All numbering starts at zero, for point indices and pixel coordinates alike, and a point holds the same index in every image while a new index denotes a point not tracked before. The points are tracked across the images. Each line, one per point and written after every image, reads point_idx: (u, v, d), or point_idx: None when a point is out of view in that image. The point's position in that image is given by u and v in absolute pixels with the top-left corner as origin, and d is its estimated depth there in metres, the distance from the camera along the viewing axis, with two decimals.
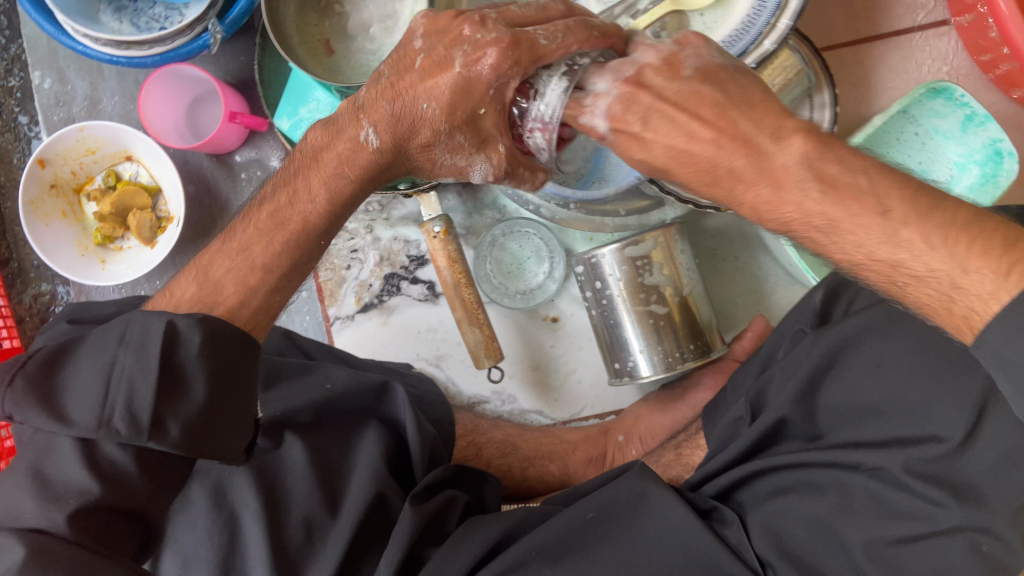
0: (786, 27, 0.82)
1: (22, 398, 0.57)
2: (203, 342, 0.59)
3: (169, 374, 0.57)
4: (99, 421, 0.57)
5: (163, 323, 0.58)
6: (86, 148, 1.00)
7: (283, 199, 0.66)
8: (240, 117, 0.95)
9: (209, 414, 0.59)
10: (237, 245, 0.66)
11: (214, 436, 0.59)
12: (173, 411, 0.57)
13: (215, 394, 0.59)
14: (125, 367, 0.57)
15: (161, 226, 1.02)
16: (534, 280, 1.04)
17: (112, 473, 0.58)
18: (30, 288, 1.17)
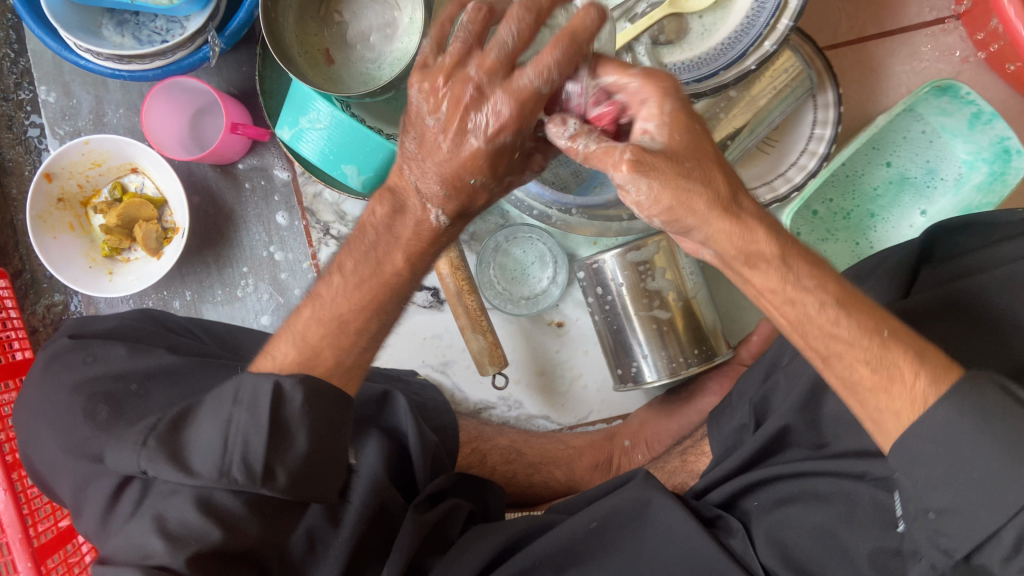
0: (786, 28, 0.81)
1: (155, 453, 0.57)
2: (304, 401, 0.58)
3: (275, 429, 0.57)
4: (219, 472, 0.57)
5: (271, 384, 0.57)
6: (91, 161, 1.01)
7: (365, 268, 0.61)
8: (241, 128, 0.95)
9: (313, 463, 0.59)
10: (327, 307, 0.62)
11: (315, 483, 0.60)
12: (281, 459, 0.57)
13: (317, 443, 0.59)
14: (239, 426, 0.57)
15: (166, 237, 1.03)
16: (538, 286, 1.04)
17: (229, 517, 0.58)
18: (43, 298, 1.18)
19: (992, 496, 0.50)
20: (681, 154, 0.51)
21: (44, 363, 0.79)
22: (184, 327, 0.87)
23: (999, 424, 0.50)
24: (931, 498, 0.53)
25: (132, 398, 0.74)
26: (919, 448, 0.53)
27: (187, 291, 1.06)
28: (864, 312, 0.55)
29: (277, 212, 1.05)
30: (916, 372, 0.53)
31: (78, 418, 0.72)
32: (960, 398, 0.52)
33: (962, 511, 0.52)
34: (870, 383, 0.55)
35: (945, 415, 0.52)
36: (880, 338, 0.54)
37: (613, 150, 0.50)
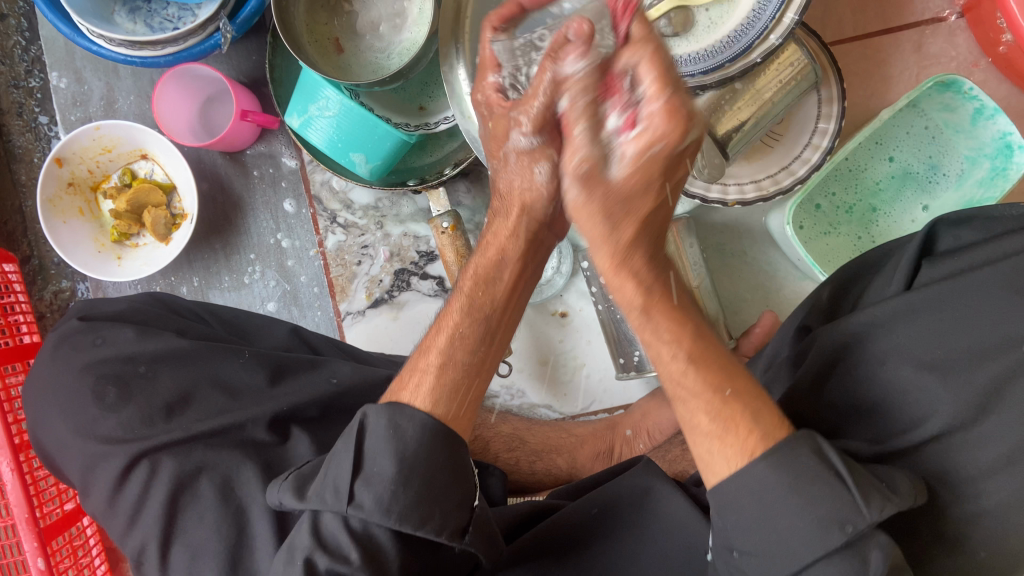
0: (793, 22, 0.82)
1: (285, 489, 0.63)
2: (386, 426, 0.60)
3: (359, 458, 0.60)
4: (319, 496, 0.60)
5: (360, 415, 0.62)
6: (102, 147, 1.02)
7: (478, 286, 0.69)
8: (252, 116, 0.96)
9: (404, 489, 0.58)
10: (442, 330, 0.68)
11: (427, 505, 0.58)
12: (366, 483, 0.58)
13: (405, 466, 0.59)
14: (337, 459, 0.61)
15: (175, 223, 1.04)
16: (541, 275, 1.04)
17: (335, 546, 0.58)
18: (51, 284, 1.20)
19: (805, 543, 0.52)
20: (620, 200, 0.57)
21: (54, 343, 0.80)
22: (192, 312, 0.87)
23: (807, 489, 0.53)
24: (739, 538, 0.55)
25: (141, 379, 0.76)
26: (734, 494, 0.54)
27: (195, 277, 1.07)
28: (709, 370, 0.57)
29: (285, 200, 1.06)
30: (750, 428, 0.55)
31: (88, 398, 0.75)
32: (797, 459, 0.53)
33: (763, 558, 0.54)
34: (708, 428, 0.56)
35: (760, 469, 0.53)
36: (721, 398, 0.56)
37: (575, 143, 0.57)
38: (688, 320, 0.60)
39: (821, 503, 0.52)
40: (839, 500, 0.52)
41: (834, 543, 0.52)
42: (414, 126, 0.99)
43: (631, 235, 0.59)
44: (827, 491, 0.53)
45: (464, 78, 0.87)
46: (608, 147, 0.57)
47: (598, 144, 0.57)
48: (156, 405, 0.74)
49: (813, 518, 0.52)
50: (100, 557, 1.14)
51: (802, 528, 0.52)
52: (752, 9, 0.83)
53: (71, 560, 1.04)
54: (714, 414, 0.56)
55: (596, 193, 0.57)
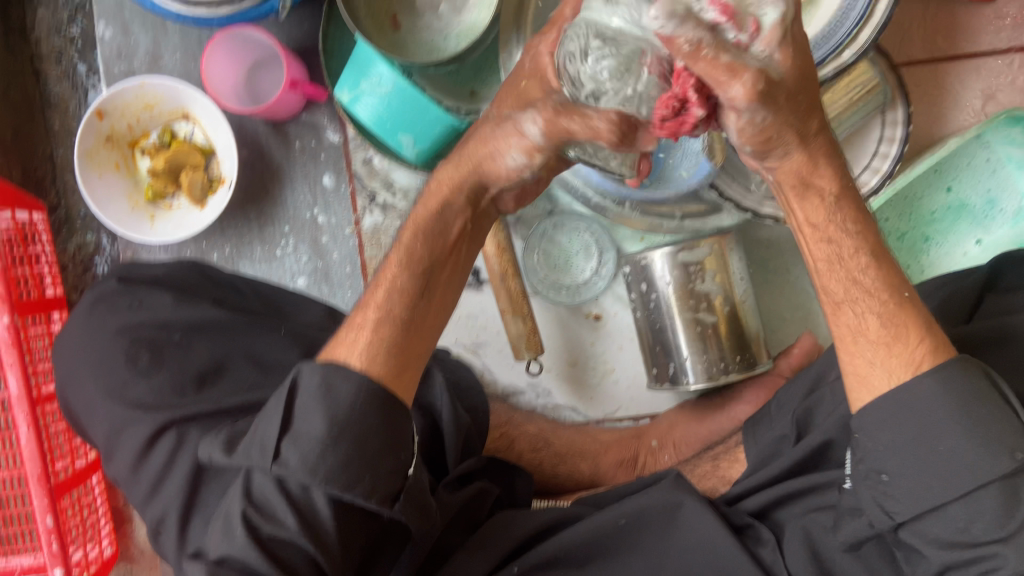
0: (868, 40, 0.80)
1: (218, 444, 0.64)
2: (318, 384, 0.60)
3: (288, 416, 0.60)
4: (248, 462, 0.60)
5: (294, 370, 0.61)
6: (144, 103, 0.99)
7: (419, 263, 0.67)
8: (302, 86, 0.95)
9: (333, 449, 0.58)
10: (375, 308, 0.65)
11: (364, 465, 0.59)
12: (292, 441, 0.59)
13: (331, 428, 0.58)
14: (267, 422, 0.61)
15: (212, 187, 1.01)
16: (580, 276, 1.02)
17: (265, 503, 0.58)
18: (75, 237, 1.19)
19: (969, 468, 0.56)
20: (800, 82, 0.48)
21: (89, 303, 0.78)
22: (229, 282, 0.85)
23: (977, 411, 0.57)
24: (887, 460, 0.59)
25: (174, 346, 0.74)
26: (899, 412, 0.59)
27: (227, 245, 1.05)
28: (889, 273, 0.61)
29: (325, 174, 1.04)
30: (920, 337, 0.60)
31: (120, 363, 0.73)
32: (965, 390, 0.58)
33: (917, 478, 0.58)
34: (876, 335, 0.60)
35: (932, 387, 0.58)
36: (897, 298, 0.61)
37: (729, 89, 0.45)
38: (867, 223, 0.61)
39: (987, 428, 0.57)
40: (1007, 427, 0.57)
41: (1003, 468, 0.56)
42: (465, 110, 0.96)
43: (815, 124, 0.54)
44: (994, 414, 0.57)
45: None
46: (756, 63, 0.45)
47: (739, 61, 0.44)
48: (186, 375, 0.72)
49: (980, 442, 0.56)
50: (106, 518, 1.12)
51: (967, 451, 0.57)
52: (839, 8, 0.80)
53: (78, 520, 1.03)
54: (884, 320, 0.60)
55: (777, 108, 0.49)
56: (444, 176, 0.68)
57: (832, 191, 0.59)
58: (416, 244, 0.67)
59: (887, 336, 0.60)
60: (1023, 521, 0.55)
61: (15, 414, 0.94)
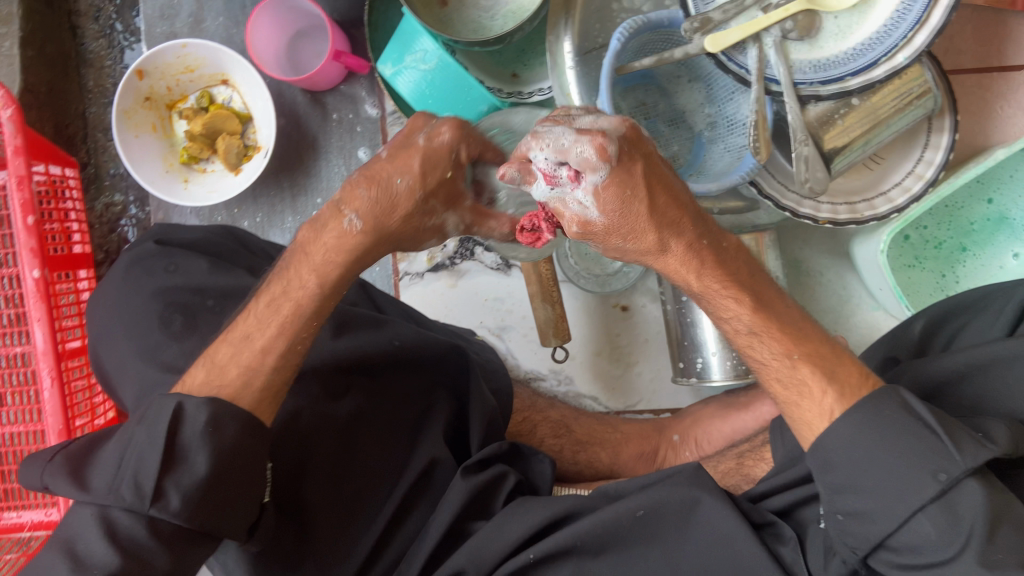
0: (923, 43, 0.77)
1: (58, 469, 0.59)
2: (206, 421, 0.59)
3: (175, 448, 0.58)
4: (110, 490, 0.57)
5: (174, 404, 0.59)
6: (186, 66, 0.99)
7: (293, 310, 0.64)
8: (345, 57, 0.94)
9: (212, 488, 0.58)
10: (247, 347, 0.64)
11: (220, 507, 0.58)
12: (174, 479, 0.57)
13: (217, 469, 0.58)
14: (132, 453, 0.58)
15: (247, 154, 1.01)
16: (612, 265, 1.01)
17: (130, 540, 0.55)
18: (103, 196, 1.20)
19: (896, 495, 0.54)
20: (621, 224, 0.57)
21: (126, 264, 0.78)
22: (264, 252, 0.85)
23: (902, 442, 0.55)
24: (839, 502, 0.57)
25: (208, 312, 0.74)
26: (829, 456, 0.58)
27: (258, 213, 1.05)
28: (777, 338, 0.63)
29: (360, 148, 1.03)
30: (825, 389, 0.60)
31: (154, 324, 0.73)
32: (881, 420, 0.56)
33: (865, 516, 0.55)
34: (784, 396, 0.62)
35: (847, 433, 0.57)
36: (790, 362, 0.62)
37: (566, 207, 0.55)
38: (744, 294, 0.64)
39: (911, 450, 0.54)
40: (931, 445, 0.54)
41: (928, 492, 0.53)
42: (506, 92, 0.96)
43: (652, 238, 0.59)
44: (915, 439, 0.54)
45: (569, 50, 0.86)
46: (575, 203, 0.54)
47: (564, 204, 0.55)
48: (219, 337, 0.72)
49: (905, 462, 0.54)
50: None
51: (896, 475, 0.54)
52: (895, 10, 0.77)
53: None
54: (784, 380, 0.62)
55: (606, 228, 0.57)
56: (349, 226, 0.61)
57: (695, 270, 0.63)
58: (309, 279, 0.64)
59: (792, 395, 0.62)
60: (968, 535, 0.51)
61: (39, 368, 0.94)
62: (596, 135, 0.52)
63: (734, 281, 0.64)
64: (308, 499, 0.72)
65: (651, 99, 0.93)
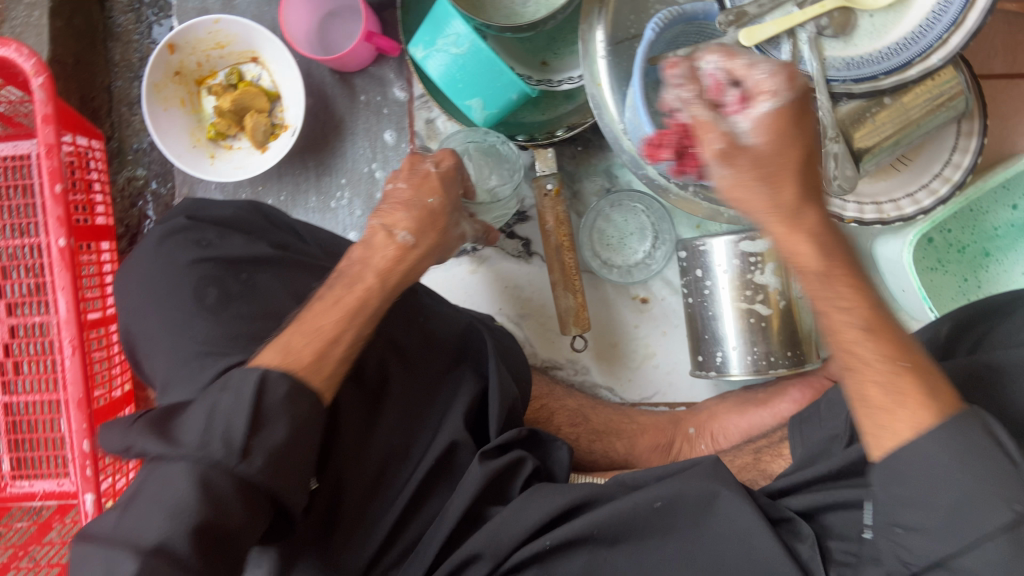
0: (957, 46, 0.76)
1: (141, 432, 0.60)
2: (287, 392, 0.61)
3: (258, 412, 0.59)
4: (199, 445, 0.57)
5: (259, 374, 0.61)
6: (216, 42, 0.99)
7: (356, 304, 0.67)
8: (376, 38, 0.94)
9: (291, 447, 0.59)
10: (308, 326, 0.66)
11: (292, 467, 0.60)
12: (259, 441, 0.58)
13: (294, 435, 0.60)
14: (222, 408, 0.59)
15: (274, 132, 1.01)
16: (633, 257, 1.02)
17: (218, 494, 0.56)
18: (126, 170, 1.21)
19: (969, 522, 0.52)
20: (767, 161, 0.54)
21: (157, 237, 0.79)
22: (290, 228, 0.85)
23: (977, 464, 0.53)
24: (901, 514, 0.55)
25: (236, 286, 0.74)
26: (901, 469, 0.55)
27: (283, 192, 1.05)
28: (888, 341, 0.57)
29: (386, 130, 1.04)
30: (924, 403, 0.55)
31: (182, 297, 0.73)
32: (960, 439, 0.53)
33: (926, 535, 0.54)
34: (879, 402, 0.57)
35: (929, 450, 0.54)
36: (901, 367, 0.56)
37: (710, 130, 0.53)
38: (869, 290, 0.58)
39: (986, 477, 0.52)
40: (1007, 477, 0.52)
41: (1001, 519, 0.51)
42: (536, 79, 0.96)
43: (788, 196, 0.55)
44: (989, 462, 0.53)
45: (602, 40, 0.87)
46: (728, 125, 0.53)
47: (716, 122, 0.53)
48: (246, 313, 0.73)
49: (980, 492, 0.52)
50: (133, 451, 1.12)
51: (969, 503, 0.52)
52: (933, 9, 0.76)
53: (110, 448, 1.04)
54: (886, 387, 0.56)
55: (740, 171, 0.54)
56: (402, 240, 0.69)
57: (816, 267, 0.57)
58: (370, 280, 0.68)
59: (888, 403, 0.56)
60: None
61: (61, 337, 0.95)
62: (781, 71, 0.53)
63: (852, 265, 0.58)
64: (335, 482, 0.73)
65: None
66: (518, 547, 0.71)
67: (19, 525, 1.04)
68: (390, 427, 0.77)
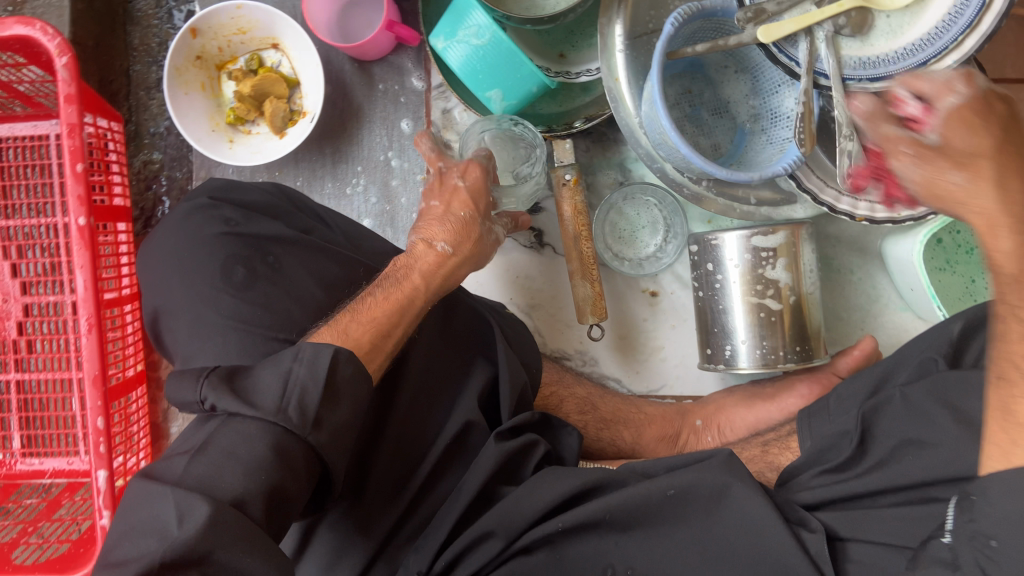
0: (973, 48, 0.76)
1: (216, 387, 0.61)
2: (354, 371, 0.64)
3: (330, 386, 0.62)
4: (277, 409, 0.59)
5: (332, 351, 0.63)
6: (238, 27, 1.00)
7: (400, 298, 0.73)
8: (398, 28, 0.95)
9: (346, 422, 0.62)
10: (362, 315, 0.70)
11: (342, 441, 0.62)
12: (329, 413, 0.61)
13: (353, 413, 0.63)
14: (297, 377, 0.61)
15: (293, 118, 1.03)
16: (644, 250, 1.02)
17: (287, 458, 0.57)
18: (143, 153, 1.22)
19: None
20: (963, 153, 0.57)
21: (180, 217, 0.80)
22: (308, 211, 0.87)
23: None
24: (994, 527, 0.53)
25: (258, 266, 0.75)
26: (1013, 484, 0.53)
27: (299, 177, 1.06)
28: None
29: (403, 119, 1.05)
30: None
31: (204, 276, 0.74)
32: None
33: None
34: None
35: None
36: None
37: (901, 140, 0.59)
38: None
39: None
40: None
41: None
42: (555, 71, 0.97)
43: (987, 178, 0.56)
44: None
45: (620, 34, 0.88)
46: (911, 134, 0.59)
47: (905, 135, 0.59)
48: (265, 292, 0.74)
49: None
50: (145, 431, 1.14)
51: None
52: (950, 9, 0.76)
53: (122, 427, 1.05)
54: None
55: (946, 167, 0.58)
56: (440, 249, 0.76)
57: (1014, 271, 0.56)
58: (415, 279, 0.75)
59: None
60: None
61: (79, 315, 0.96)
62: (958, 77, 0.59)
63: None
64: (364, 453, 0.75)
65: (697, 87, 0.95)
66: (529, 528, 0.73)
67: (29, 502, 1.05)
68: (403, 409, 0.78)
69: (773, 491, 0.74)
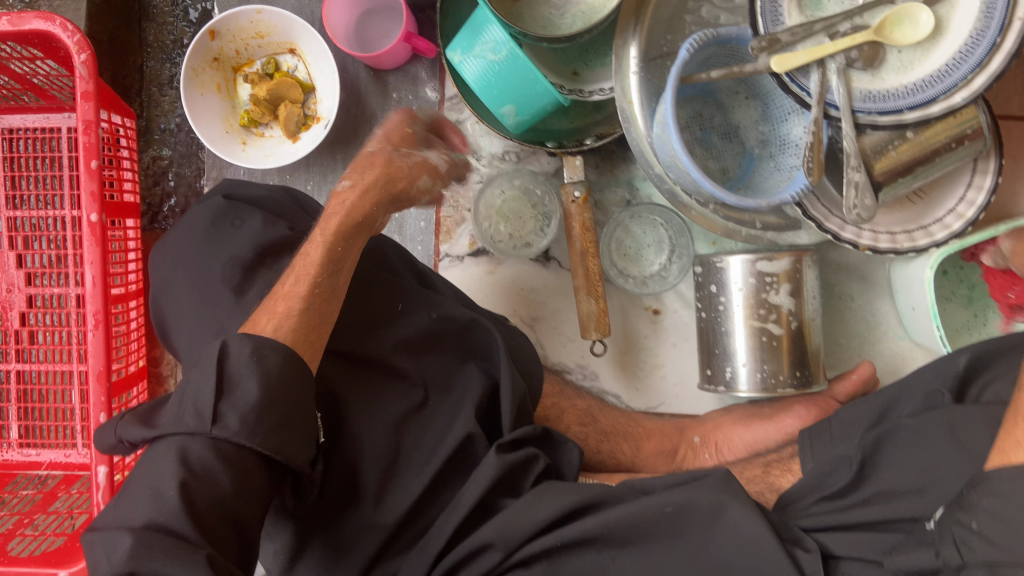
0: (982, 86, 0.77)
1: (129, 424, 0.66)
2: (251, 351, 0.63)
3: (224, 379, 0.62)
4: (176, 423, 0.62)
5: (219, 343, 0.64)
6: (256, 31, 1.01)
7: (305, 270, 0.71)
8: (415, 39, 0.96)
9: (267, 412, 0.61)
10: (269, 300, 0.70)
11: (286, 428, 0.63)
12: (230, 404, 0.61)
13: (268, 391, 0.62)
14: (190, 387, 0.63)
15: (306, 123, 1.03)
16: (649, 269, 1.04)
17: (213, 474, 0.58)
18: (152, 149, 1.23)
19: None
20: None
21: (193, 218, 0.81)
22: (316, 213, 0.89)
23: None
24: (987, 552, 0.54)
25: (269, 270, 0.76)
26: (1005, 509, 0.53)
27: (310, 181, 1.07)
28: None
29: None
30: None
31: (214, 278, 0.75)
32: None
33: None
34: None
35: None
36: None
37: None
38: None
39: None
40: None
41: None
42: (569, 88, 0.98)
43: None
44: None
45: (635, 56, 0.89)
46: None
47: None
48: None
49: None
50: None
51: None
52: (960, 47, 0.77)
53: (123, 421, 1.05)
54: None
55: None
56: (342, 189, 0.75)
57: None
58: (319, 237, 0.73)
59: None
60: None
61: (87, 309, 0.96)
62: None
63: None
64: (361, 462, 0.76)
65: (708, 111, 0.96)
66: (529, 540, 0.73)
67: (25, 492, 1.06)
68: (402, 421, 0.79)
69: (771, 513, 0.75)
